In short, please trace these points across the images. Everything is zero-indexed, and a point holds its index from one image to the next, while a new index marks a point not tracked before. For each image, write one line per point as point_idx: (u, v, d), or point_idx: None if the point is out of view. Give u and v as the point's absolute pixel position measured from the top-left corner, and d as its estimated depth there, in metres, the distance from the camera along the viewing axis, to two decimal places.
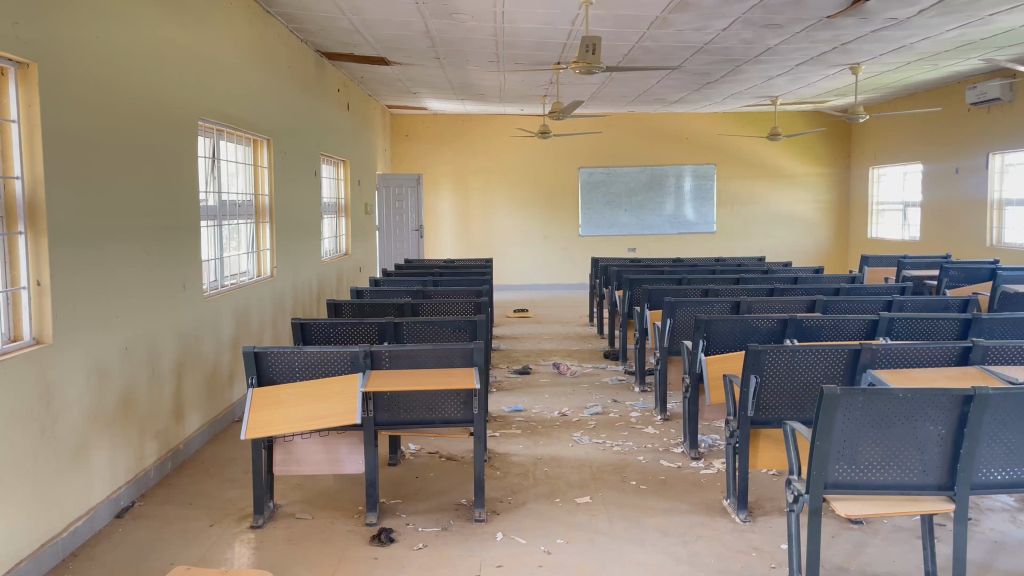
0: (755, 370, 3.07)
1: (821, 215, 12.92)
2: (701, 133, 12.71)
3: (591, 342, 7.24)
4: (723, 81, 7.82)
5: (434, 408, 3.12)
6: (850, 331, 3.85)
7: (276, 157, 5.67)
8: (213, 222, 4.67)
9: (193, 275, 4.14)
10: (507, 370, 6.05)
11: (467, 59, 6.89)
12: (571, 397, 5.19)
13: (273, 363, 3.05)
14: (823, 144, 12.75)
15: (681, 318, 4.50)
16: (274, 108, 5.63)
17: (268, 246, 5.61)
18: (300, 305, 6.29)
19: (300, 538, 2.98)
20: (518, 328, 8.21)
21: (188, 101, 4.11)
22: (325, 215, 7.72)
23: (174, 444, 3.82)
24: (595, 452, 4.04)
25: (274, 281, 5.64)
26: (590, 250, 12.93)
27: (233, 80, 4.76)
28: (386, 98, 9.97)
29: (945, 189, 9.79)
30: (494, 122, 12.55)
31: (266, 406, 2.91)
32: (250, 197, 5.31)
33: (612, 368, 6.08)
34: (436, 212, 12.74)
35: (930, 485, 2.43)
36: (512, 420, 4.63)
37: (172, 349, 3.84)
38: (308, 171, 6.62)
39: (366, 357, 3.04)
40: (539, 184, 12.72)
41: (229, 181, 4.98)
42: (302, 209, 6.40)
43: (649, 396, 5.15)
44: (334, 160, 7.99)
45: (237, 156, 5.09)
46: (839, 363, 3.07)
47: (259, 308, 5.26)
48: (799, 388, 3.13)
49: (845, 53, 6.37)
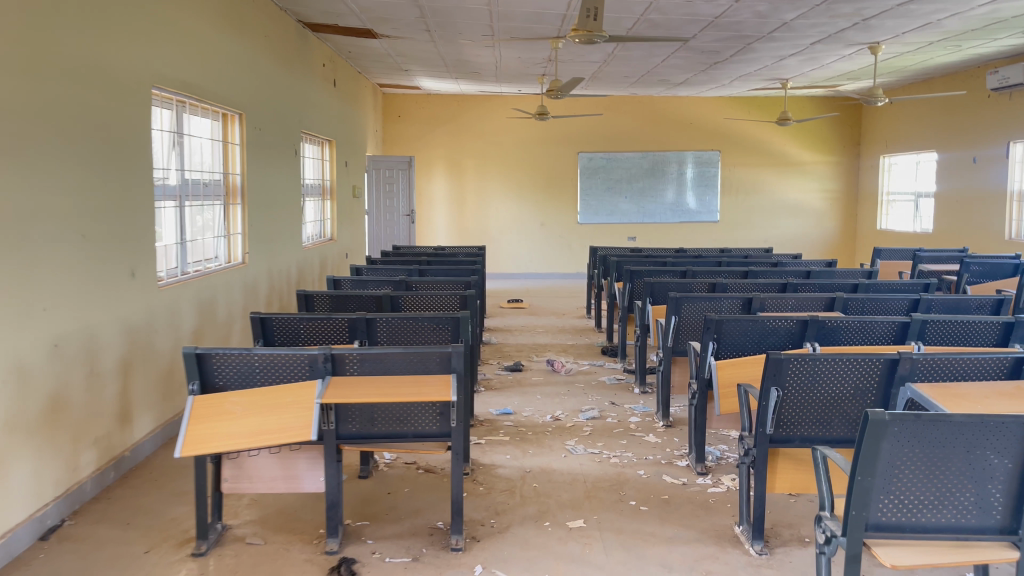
0: (775, 382, 2.65)
1: (828, 205, 12.50)
2: (706, 118, 12.26)
3: (587, 336, 6.83)
4: (731, 61, 7.37)
5: (407, 420, 2.71)
6: (878, 334, 3.44)
7: (249, 133, 5.21)
8: (175, 205, 4.26)
9: (144, 263, 3.70)
10: (497, 367, 5.64)
11: (461, 32, 6.45)
12: (565, 399, 4.78)
13: (219, 366, 2.62)
14: (831, 131, 12.31)
15: (688, 316, 4.09)
16: (247, 80, 5.17)
17: (240, 230, 5.17)
18: (276, 293, 5.86)
19: (247, 569, 2.58)
20: (511, 320, 7.79)
21: (139, 67, 3.67)
22: (308, 198, 7.27)
23: (118, 450, 3.42)
24: (590, 464, 3.63)
25: (246, 268, 5.20)
26: (588, 239, 12.49)
27: (195, 46, 4.30)
28: (377, 75, 9.49)
29: (962, 179, 9.36)
30: (491, 103, 12.08)
31: (208, 418, 2.50)
32: (219, 176, 4.88)
33: (610, 366, 5.66)
34: (429, 196, 12.30)
35: (989, 528, 2.02)
36: (500, 425, 4.22)
37: (118, 345, 3.42)
38: (288, 150, 6.19)
39: (327, 361, 2.61)
40: (537, 169, 12.29)
41: (194, 157, 4.53)
42: (281, 190, 5.97)
43: (649, 399, 4.75)
44: (319, 139, 7.54)
45: (204, 131, 4.65)
46: (873, 374, 2.65)
47: (226, 299, 4.83)
48: (825, 403, 2.71)
49: (865, 30, 5.92)
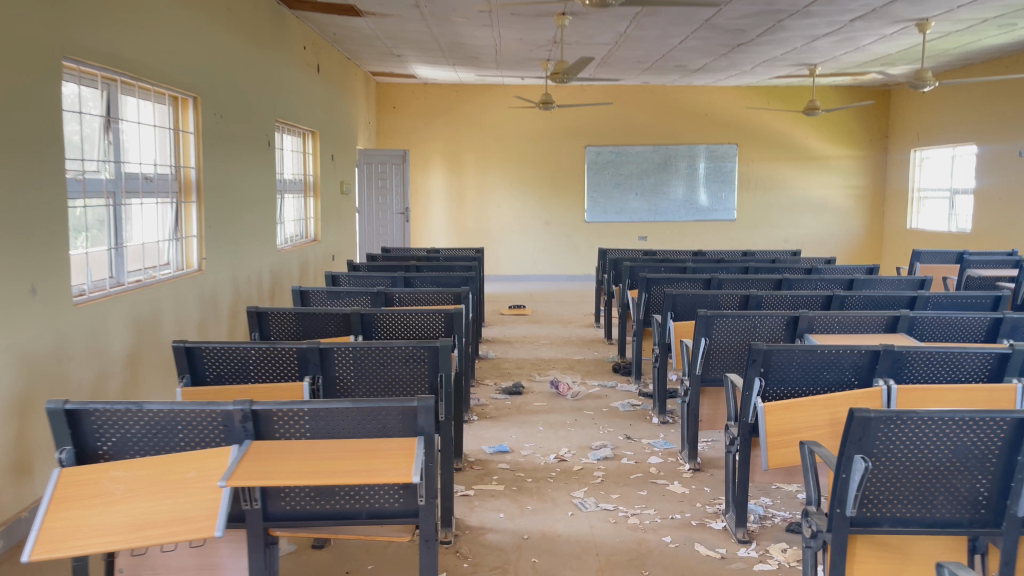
0: (861, 449, 1.93)
1: (853, 202, 11.76)
2: (722, 109, 11.52)
3: (596, 350, 6.12)
4: (756, 42, 6.65)
5: (359, 495, 2.02)
6: (968, 368, 2.73)
7: (208, 120, 4.51)
8: (110, 203, 3.59)
9: (51, 277, 3.00)
10: (494, 389, 4.92)
11: (455, 8, 5.74)
12: (572, 432, 4.05)
13: (99, 430, 1.92)
14: (857, 123, 11.56)
15: (719, 338, 3.41)
16: (203, 59, 4.47)
17: (196, 232, 4.45)
18: (242, 304, 5.14)
19: None
20: (512, 329, 7.10)
21: (46, 32, 2.98)
22: (286, 194, 6.57)
23: (11, 513, 2.74)
24: (603, 526, 2.92)
25: (204, 276, 4.50)
26: (596, 239, 11.77)
27: (127, 11, 3.59)
28: (368, 62, 8.82)
29: (1006, 173, 8.62)
30: (492, 92, 11.39)
31: (78, 502, 1.79)
32: (169, 169, 4.20)
33: (623, 388, 4.95)
34: (426, 192, 11.61)
35: None
36: (494, 468, 3.51)
37: (10, 381, 2.72)
38: (260, 142, 5.51)
39: (247, 421, 1.91)
40: (542, 163, 11.57)
41: (132, 148, 3.82)
42: (251, 187, 5.30)
43: (670, 433, 4.04)
44: (301, 130, 6.87)
45: (145, 116, 3.95)
46: (994, 437, 1.92)
47: (175, 314, 4.12)
48: (925, 474, 1.98)
49: (915, 3, 5.20)
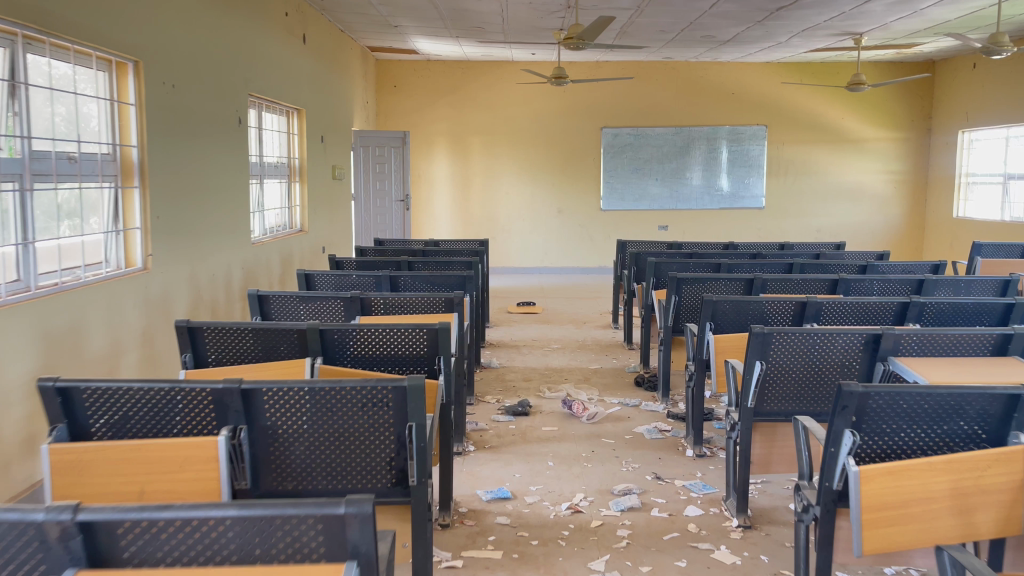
0: None
1: (892, 188, 10.92)
2: (748, 88, 10.71)
3: (614, 357, 5.37)
4: (798, 5, 5.85)
5: None
6: None
7: (153, 89, 3.81)
8: (14, 187, 2.88)
9: None
10: (497, 408, 4.18)
11: None
12: (589, 469, 3.32)
13: None
14: (895, 103, 10.72)
15: (777, 360, 2.67)
16: (145, 13, 3.74)
17: (140, 223, 3.74)
18: (204, 308, 4.43)
19: None
20: (520, 330, 6.37)
21: None
22: (266, 178, 5.86)
23: None
24: None
25: (150, 276, 3.79)
26: (613, 228, 11.01)
27: None
28: (364, 35, 8.07)
29: None
30: (500, 70, 10.63)
31: None
32: (107, 146, 3.52)
33: (648, 407, 4.21)
34: (430, 178, 10.88)
35: None
36: (490, 524, 2.77)
37: None
38: (228, 119, 4.79)
39: (73, 538, 1.18)
40: (555, 147, 10.81)
41: (48, 120, 3.10)
42: (214, 171, 4.58)
43: (710, 470, 3.30)
44: (283, 107, 6.15)
45: (65, 81, 3.23)
46: None
47: (107, 322, 3.40)
48: None
49: None
